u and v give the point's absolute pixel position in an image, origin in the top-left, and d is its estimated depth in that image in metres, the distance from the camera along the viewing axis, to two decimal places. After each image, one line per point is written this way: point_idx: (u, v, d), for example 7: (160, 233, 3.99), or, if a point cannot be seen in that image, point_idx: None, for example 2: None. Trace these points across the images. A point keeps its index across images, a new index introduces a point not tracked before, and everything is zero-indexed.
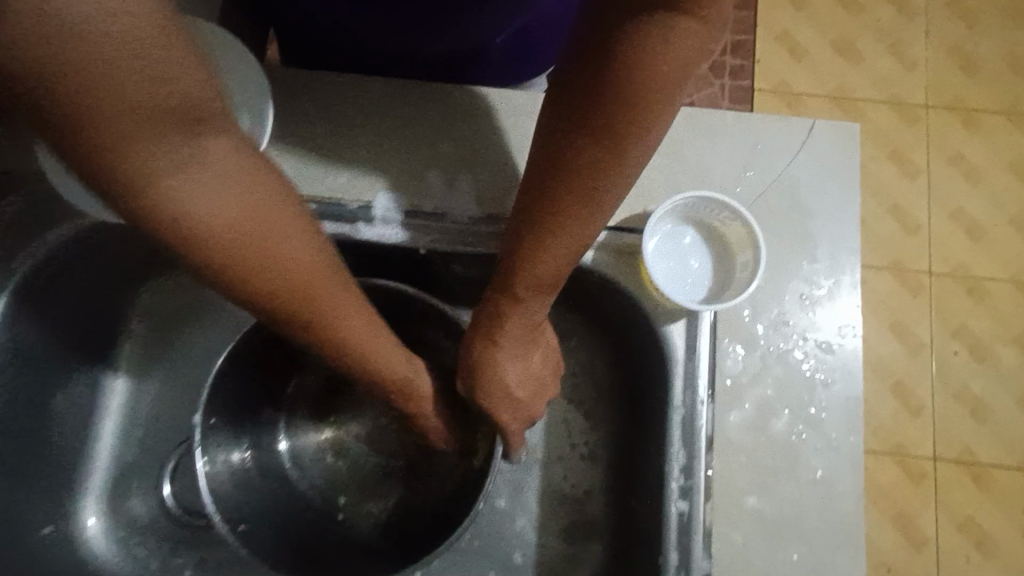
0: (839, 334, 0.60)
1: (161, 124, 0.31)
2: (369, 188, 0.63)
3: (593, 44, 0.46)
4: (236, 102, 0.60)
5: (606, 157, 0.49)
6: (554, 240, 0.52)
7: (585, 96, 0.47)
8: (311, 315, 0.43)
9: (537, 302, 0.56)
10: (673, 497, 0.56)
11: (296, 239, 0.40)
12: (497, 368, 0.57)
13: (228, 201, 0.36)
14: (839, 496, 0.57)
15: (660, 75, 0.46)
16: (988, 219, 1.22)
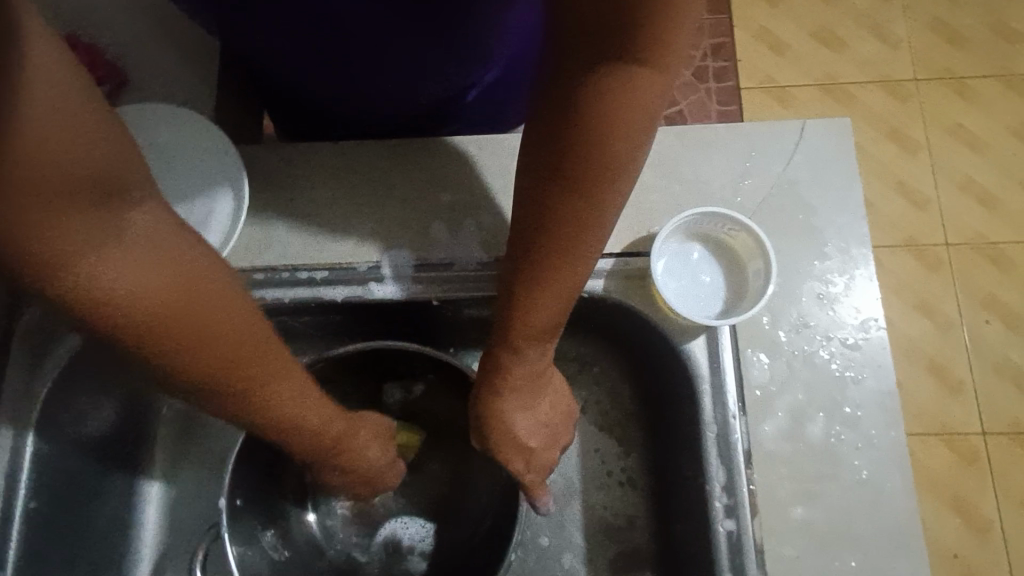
0: (863, 329, 0.59)
1: (74, 205, 0.31)
2: (376, 247, 0.64)
3: (554, 94, 0.44)
4: (212, 186, 0.62)
5: (578, 209, 0.47)
6: (539, 292, 0.51)
7: (549, 149, 0.46)
8: (219, 380, 0.41)
9: (534, 351, 0.56)
10: (719, 518, 0.56)
11: (218, 291, 0.39)
12: (505, 420, 0.58)
13: (135, 266, 0.35)
14: (889, 494, 0.56)
15: (620, 126, 0.44)
16: (999, 185, 1.21)
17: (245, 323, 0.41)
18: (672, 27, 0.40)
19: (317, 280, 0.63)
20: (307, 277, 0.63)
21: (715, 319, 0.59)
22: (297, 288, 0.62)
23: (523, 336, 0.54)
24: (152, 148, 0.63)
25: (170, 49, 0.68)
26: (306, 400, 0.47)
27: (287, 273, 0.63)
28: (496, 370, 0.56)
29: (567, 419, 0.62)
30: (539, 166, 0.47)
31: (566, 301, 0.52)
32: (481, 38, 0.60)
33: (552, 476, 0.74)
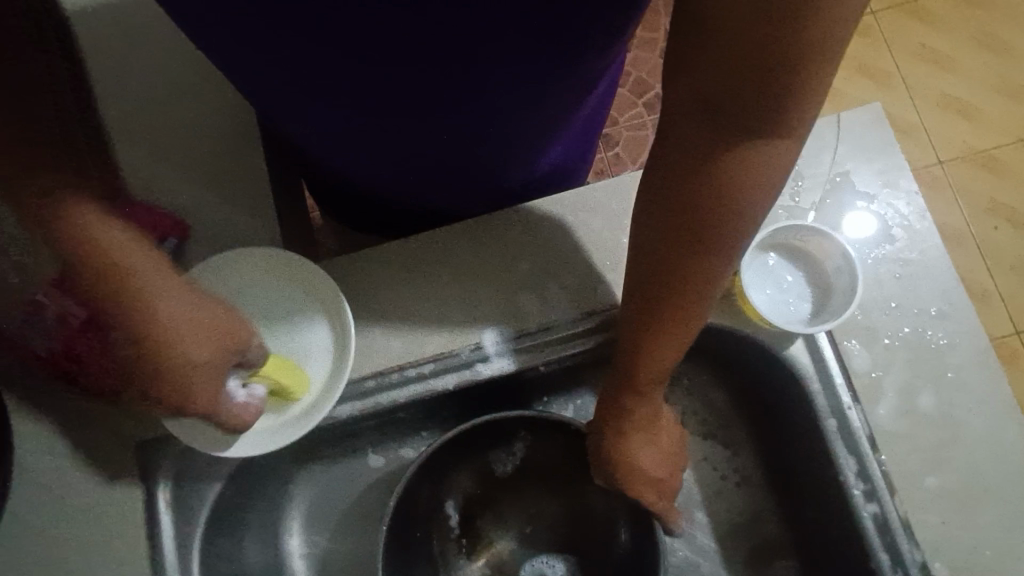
0: (945, 296, 0.63)
1: (161, 289, 0.49)
2: (473, 328, 0.66)
3: (681, 158, 0.48)
4: (309, 311, 0.64)
5: (695, 260, 0.51)
6: (659, 339, 0.55)
7: (671, 207, 0.50)
8: (149, 366, 0.50)
9: (655, 394, 0.60)
10: (861, 504, 0.59)
11: (209, 349, 0.50)
12: (632, 460, 0.61)
13: (184, 316, 0.49)
14: (1009, 441, 0.60)
15: (743, 191, 0.47)
16: (971, 95, 1.45)
17: (214, 355, 0.51)
18: (803, 100, 0.41)
19: (427, 373, 0.66)
20: (417, 373, 0.66)
21: (810, 321, 0.63)
22: (411, 386, 0.66)
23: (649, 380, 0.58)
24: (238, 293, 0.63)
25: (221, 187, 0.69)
26: (190, 355, 0.49)
27: (397, 374, 0.66)
28: (618, 413, 0.60)
29: (677, 448, 0.65)
30: (660, 222, 0.51)
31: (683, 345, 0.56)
32: (548, 121, 0.62)
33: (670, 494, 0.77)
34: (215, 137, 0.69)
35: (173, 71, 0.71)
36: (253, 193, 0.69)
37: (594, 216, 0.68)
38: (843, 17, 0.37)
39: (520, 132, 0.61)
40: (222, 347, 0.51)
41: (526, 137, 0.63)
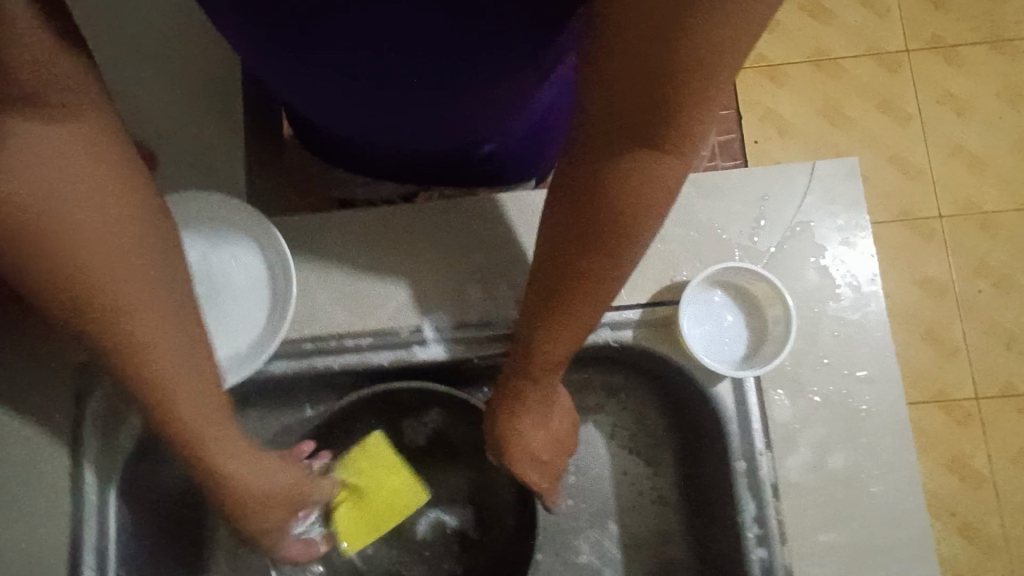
0: (875, 362, 0.64)
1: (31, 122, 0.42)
2: (416, 311, 0.67)
3: (581, 159, 0.46)
4: (246, 239, 0.67)
5: (591, 265, 0.50)
6: (552, 335, 0.56)
7: (569, 211, 0.49)
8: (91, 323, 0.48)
9: (540, 388, 0.61)
10: (752, 546, 0.61)
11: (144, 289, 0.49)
12: (520, 435, 0.63)
13: (86, 244, 0.46)
14: (906, 513, 0.61)
15: (637, 196, 0.46)
16: (985, 150, 1.42)
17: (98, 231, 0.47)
18: (687, 105, 0.39)
19: (364, 346, 0.66)
20: (354, 344, 0.66)
21: (740, 365, 0.64)
22: (346, 355, 0.66)
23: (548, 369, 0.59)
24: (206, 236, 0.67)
25: (204, 125, 0.70)
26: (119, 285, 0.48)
27: (334, 341, 0.66)
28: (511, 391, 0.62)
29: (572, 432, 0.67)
30: (562, 223, 0.50)
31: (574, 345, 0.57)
32: (505, 108, 0.63)
33: (586, 500, 0.79)
34: (205, 83, 0.71)
35: (176, 7, 0.72)
36: (231, 139, 0.71)
37: None
38: (719, 50, 0.36)
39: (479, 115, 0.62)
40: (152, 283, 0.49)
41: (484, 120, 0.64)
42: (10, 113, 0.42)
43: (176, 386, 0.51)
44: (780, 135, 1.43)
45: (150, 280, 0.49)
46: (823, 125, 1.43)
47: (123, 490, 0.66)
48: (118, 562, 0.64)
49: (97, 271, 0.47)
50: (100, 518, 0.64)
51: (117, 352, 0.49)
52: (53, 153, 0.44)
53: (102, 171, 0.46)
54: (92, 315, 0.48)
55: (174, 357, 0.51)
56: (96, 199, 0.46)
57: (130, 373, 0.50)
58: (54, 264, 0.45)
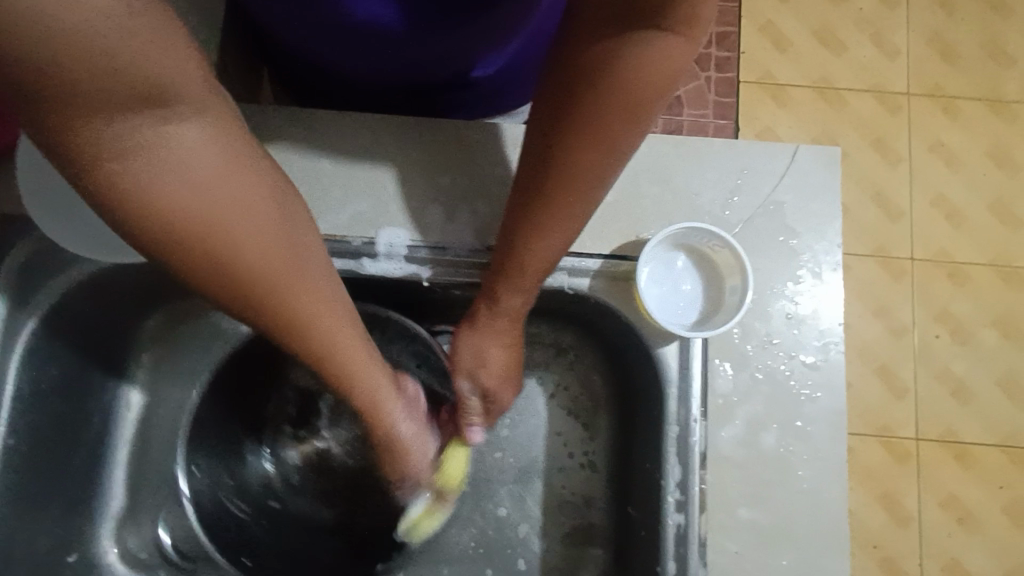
0: (823, 350, 0.63)
1: (121, 112, 0.37)
2: (371, 223, 0.65)
3: (591, 41, 0.49)
4: None
5: (586, 150, 0.52)
6: (536, 233, 0.55)
7: (566, 95, 0.51)
8: (226, 282, 0.46)
9: (512, 305, 0.60)
10: (670, 511, 0.60)
11: (258, 230, 0.46)
12: (485, 349, 0.62)
13: (176, 182, 0.41)
14: (827, 503, 0.61)
15: (649, 78, 0.49)
16: (966, 202, 1.44)
17: (192, 165, 0.42)
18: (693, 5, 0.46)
19: None
20: None
21: (690, 328, 0.62)
22: None
23: (527, 278, 0.58)
24: None
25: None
26: (240, 222, 0.45)
27: None
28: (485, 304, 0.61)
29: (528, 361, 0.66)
30: (565, 112, 0.51)
31: (556, 252, 0.57)
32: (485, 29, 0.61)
33: (517, 453, 0.77)
34: None
35: None
36: (210, 14, 0.67)
37: None
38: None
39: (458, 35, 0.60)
40: (276, 232, 0.47)
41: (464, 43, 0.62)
42: (125, 114, 0.37)
43: (329, 323, 0.51)
44: None
45: (260, 220, 0.46)
46: None
47: (28, 355, 0.64)
48: (5, 427, 0.62)
49: (201, 216, 0.43)
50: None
51: (271, 290, 0.47)
52: (157, 158, 0.40)
53: (218, 158, 0.43)
54: (242, 280, 0.46)
55: (329, 309, 0.51)
56: (178, 177, 0.41)
57: (272, 317, 0.48)
58: (189, 248, 0.44)
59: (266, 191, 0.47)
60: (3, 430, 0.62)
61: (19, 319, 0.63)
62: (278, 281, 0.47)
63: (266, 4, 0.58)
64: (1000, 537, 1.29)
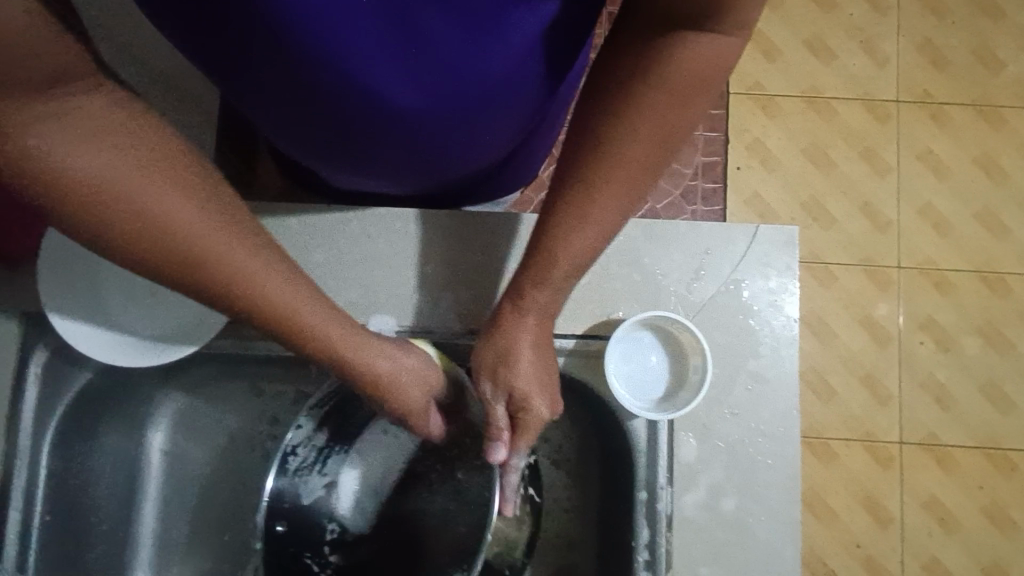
0: (779, 420, 0.69)
1: (15, 93, 0.39)
2: (362, 310, 0.70)
3: (629, 49, 0.54)
4: None
5: (633, 144, 0.56)
6: (579, 221, 0.59)
7: (614, 102, 0.55)
8: (158, 265, 0.47)
9: (546, 295, 0.62)
10: (640, 569, 0.67)
11: (187, 205, 0.45)
12: (516, 344, 0.62)
13: (101, 158, 0.42)
14: (781, 558, 0.67)
15: (687, 76, 0.53)
16: (952, 211, 1.47)
17: (130, 142, 0.44)
18: (738, 1, 0.49)
19: None
20: None
21: (657, 404, 0.68)
22: None
23: (555, 269, 0.61)
24: None
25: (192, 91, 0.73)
26: (165, 207, 0.45)
27: None
28: (513, 296, 0.64)
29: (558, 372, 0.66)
30: (608, 114, 0.56)
31: (599, 237, 0.60)
32: (511, 123, 0.67)
33: None
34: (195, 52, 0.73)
35: None
36: None
37: (504, 244, 0.71)
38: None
39: (484, 129, 0.65)
40: (201, 188, 0.47)
41: (492, 134, 0.68)
42: (26, 96, 0.39)
43: (263, 279, 0.49)
44: (762, 165, 1.47)
45: (182, 206, 0.45)
46: (804, 162, 1.47)
47: (58, 438, 0.72)
48: (43, 506, 0.70)
49: (121, 185, 0.43)
50: (31, 466, 0.70)
51: (185, 254, 0.46)
52: (69, 131, 0.41)
53: (115, 130, 0.43)
54: (177, 260, 0.46)
55: (278, 275, 0.50)
56: (87, 144, 0.42)
57: (198, 281, 0.48)
58: (106, 219, 0.44)
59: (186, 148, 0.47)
60: (41, 507, 0.70)
61: (47, 407, 0.71)
62: (196, 258, 0.46)
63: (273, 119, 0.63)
64: (978, 535, 1.36)
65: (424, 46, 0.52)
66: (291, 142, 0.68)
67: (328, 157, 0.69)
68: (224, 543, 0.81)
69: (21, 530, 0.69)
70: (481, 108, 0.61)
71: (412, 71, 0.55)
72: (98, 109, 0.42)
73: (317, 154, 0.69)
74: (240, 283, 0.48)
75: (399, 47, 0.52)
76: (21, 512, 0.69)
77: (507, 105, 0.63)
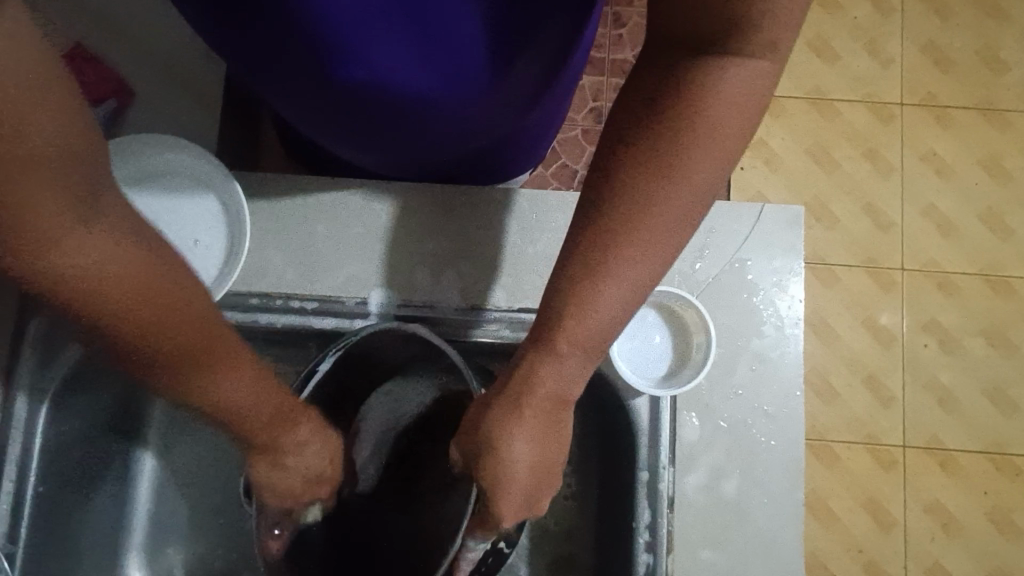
0: (782, 400, 0.68)
1: (38, 187, 0.36)
2: (364, 283, 0.70)
3: (654, 81, 0.50)
4: (204, 189, 0.69)
5: (663, 188, 0.50)
6: (599, 281, 0.51)
7: (641, 141, 0.50)
8: (150, 363, 0.47)
9: (572, 362, 0.54)
10: (639, 551, 0.65)
11: (196, 321, 0.46)
12: (507, 435, 0.54)
13: (111, 284, 0.41)
14: (784, 542, 0.65)
15: (718, 108, 0.49)
16: (956, 213, 1.46)
17: (142, 269, 0.43)
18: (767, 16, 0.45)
19: (308, 310, 0.69)
20: (299, 306, 0.69)
21: (659, 383, 0.68)
22: (288, 315, 0.69)
23: (566, 335, 0.53)
24: (166, 175, 0.70)
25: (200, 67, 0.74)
26: (174, 310, 0.44)
27: (280, 300, 0.69)
28: (517, 385, 0.55)
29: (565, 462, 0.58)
30: (633, 156, 0.50)
31: (631, 295, 0.52)
32: (522, 99, 0.67)
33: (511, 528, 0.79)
34: None
35: None
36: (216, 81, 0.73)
37: (508, 219, 0.71)
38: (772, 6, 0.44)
39: (496, 104, 0.65)
40: (200, 300, 0.46)
41: (506, 109, 0.67)
42: (59, 184, 0.37)
43: (249, 415, 0.53)
44: (765, 165, 1.47)
45: (189, 307, 0.46)
46: (808, 162, 1.47)
47: (52, 409, 0.70)
48: (36, 476, 0.69)
49: (134, 307, 0.43)
50: (25, 438, 0.69)
51: (183, 358, 0.47)
52: (85, 257, 0.40)
53: (128, 282, 0.42)
54: (181, 361, 0.47)
55: (258, 380, 0.52)
56: (91, 242, 0.40)
57: (186, 376, 0.48)
58: (107, 323, 0.43)
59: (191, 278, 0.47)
60: (33, 477, 0.69)
61: (43, 377, 0.70)
62: (203, 348, 0.47)
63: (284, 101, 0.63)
64: (982, 540, 1.34)
65: (443, 38, 0.54)
66: (305, 124, 0.67)
67: (347, 143, 0.70)
68: (219, 526, 0.80)
69: (12, 501, 0.67)
70: (496, 92, 0.63)
71: (432, 60, 0.56)
72: (107, 250, 0.41)
73: (331, 137, 0.69)
74: (225, 374, 0.50)
75: (405, 21, 0.52)
76: (13, 482, 0.67)
77: (519, 88, 0.64)
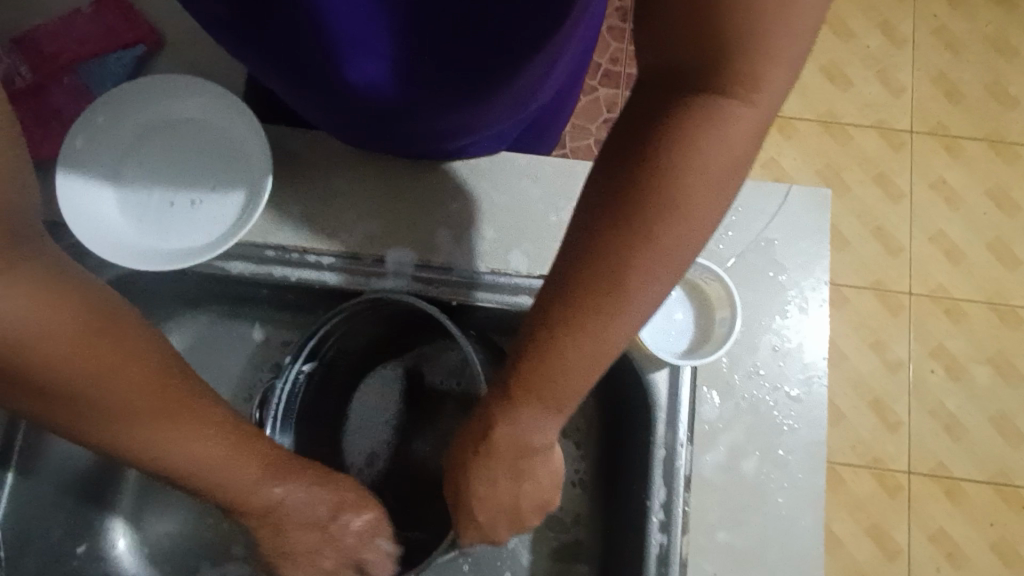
0: (805, 383, 0.66)
1: None
2: (382, 242, 0.69)
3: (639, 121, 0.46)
4: (241, 172, 0.68)
5: (633, 248, 0.45)
6: (553, 346, 0.48)
7: (618, 188, 0.45)
8: (107, 434, 0.45)
9: (529, 415, 0.51)
10: (653, 531, 0.62)
11: (130, 382, 0.44)
12: (475, 474, 0.54)
13: (44, 335, 0.40)
14: (804, 529, 0.63)
15: (703, 161, 0.44)
16: (966, 241, 1.42)
17: (70, 322, 0.41)
18: (757, 54, 0.41)
19: (324, 265, 0.68)
20: (315, 261, 0.68)
21: (680, 356, 0.66)
22: (304, 270, 0.68)
23: (523, 391, 0.50)
24: (204, 137, 0.69)
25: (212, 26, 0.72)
26: (108, 383, 0.43)
27: (297, 254, 0.68)
28: (476, 436, 0.53)
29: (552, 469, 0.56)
30: (606, 209, 0.46)
31: (592, 362, 0.49)
32: (533, 92, 0.65)
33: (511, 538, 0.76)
34: None
35: None
36: None
37: (533, 186, 0.70)
38: (762, 33, 0.39)
39: (504, 101, 0.62)
40: (154, 353, 0.46)
41: (519, 101, 0.65)
42: None
43: (192, 447, 0.48)
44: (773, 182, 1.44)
45: (134, 364, 0.44)
46: (819, 182, 1.44)
47: None
48: None
49: (73, 378, 0.41)
50: None
51: (137, 422, 0.45)
52: (21, 320, 0.38)
53: (69, 333, 0.41)
54: (117, 424, 0.45)
55: (197, 433, 0.48)
56: (28, 314, 0.39)
57: (124, 455, 0.47)
58: (51, 390, 0.41)
59: (133, 319, 0.46)
60: None
61: None
62: (147, 407, 0.45)
63: (278, 88, 0.61)
64: None
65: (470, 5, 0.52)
66: (313, 118, 0.65)
67: (344, 139, 0.68)
68: None
69: None
70: (509, 92, 0.61)
71: (442, 45, 0.55)
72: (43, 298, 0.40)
73: (338, 130, 0.66)
74: (156, 452, 0.47)
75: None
76: None
77: (538, 78, 0.62)
